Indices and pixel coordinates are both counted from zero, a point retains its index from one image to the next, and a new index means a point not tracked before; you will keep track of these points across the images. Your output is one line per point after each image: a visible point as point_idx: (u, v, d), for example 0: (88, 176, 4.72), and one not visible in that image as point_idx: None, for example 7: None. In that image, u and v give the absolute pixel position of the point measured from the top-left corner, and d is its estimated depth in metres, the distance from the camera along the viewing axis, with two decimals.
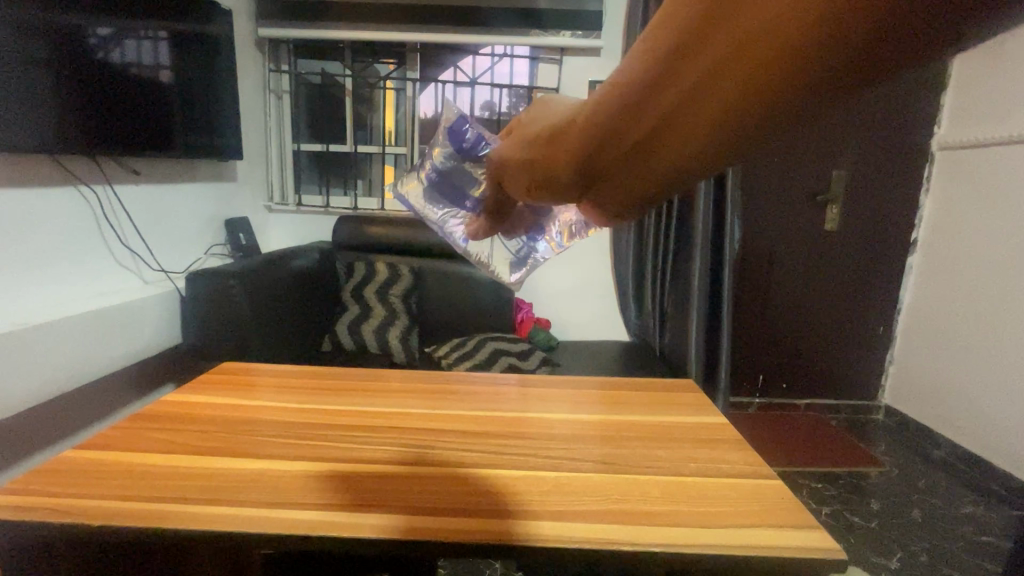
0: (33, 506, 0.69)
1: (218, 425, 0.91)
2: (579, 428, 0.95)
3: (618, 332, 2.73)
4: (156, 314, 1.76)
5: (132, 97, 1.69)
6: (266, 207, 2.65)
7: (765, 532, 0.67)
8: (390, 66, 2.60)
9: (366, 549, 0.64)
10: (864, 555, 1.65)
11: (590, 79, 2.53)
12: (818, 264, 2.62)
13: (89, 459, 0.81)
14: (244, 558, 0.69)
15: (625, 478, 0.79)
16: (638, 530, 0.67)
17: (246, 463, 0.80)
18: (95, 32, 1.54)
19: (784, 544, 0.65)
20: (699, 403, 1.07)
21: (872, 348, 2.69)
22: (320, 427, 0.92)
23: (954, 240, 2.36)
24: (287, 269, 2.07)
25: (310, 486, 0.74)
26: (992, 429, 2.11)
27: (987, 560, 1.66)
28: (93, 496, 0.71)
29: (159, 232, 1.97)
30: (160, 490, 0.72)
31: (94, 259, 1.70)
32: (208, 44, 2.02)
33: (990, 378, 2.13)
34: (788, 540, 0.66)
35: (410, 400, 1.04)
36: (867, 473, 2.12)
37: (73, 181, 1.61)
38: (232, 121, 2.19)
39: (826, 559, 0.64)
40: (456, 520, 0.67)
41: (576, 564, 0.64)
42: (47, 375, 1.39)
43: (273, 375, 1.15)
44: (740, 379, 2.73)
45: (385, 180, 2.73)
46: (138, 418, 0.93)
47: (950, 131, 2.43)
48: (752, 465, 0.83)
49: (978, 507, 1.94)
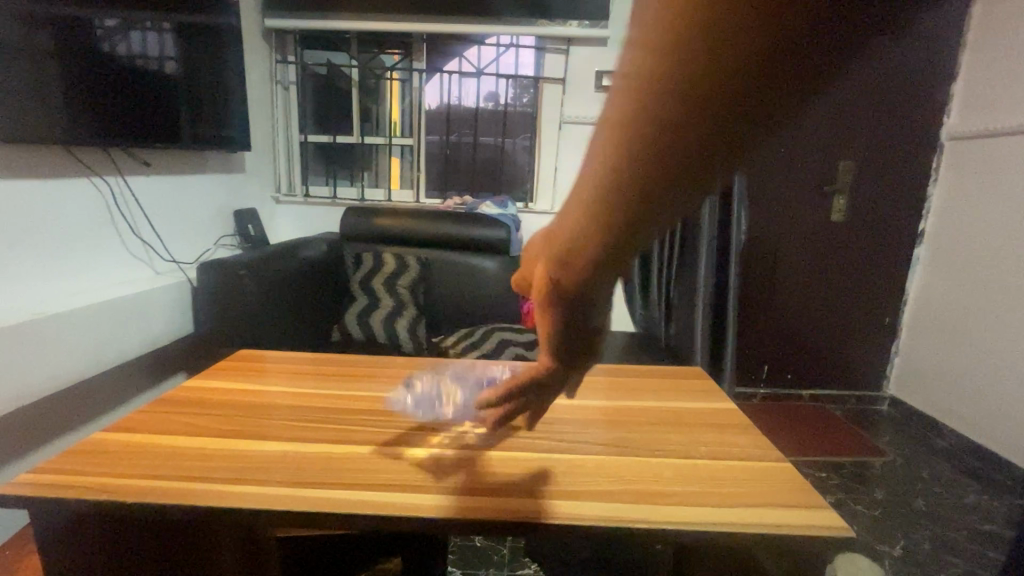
0: (62, 484, 0.71)
1: (238, 410, 0.93)
2: (589, 413, 0.96)
3: (625, 322, 2.75)
4: (168, 305, 1.79)
5: (141, 91, 1.70)
6: (274, 199, 2.67)
7: (776, 511, 0.69)
8: (396, 57, 2.59)
9: (377, 527, 0.66)
10: (869, 543, 1.67)
11: (597, 69, 2.50)
12: (825, 254, 2.61)
13: (114, 440, 0.83)
14: (261, 533, 0.71)
15: (635, 460, 0.81)
16: (649, 508, 0.69)
17: (266, 445, 0.82)
18: (102, 24, 1.54)
19: (794, 522, 0.67)
20: (709, 390, 1.08)
21: (877, 338, 2.69)
22: (334, 412, 0.94)
23: (961, 231, 2.36)
24: (298, 258, 2.09)
25: (329, 466, 0.76)
26: (996, 420, 2.13)
27: (991, 548, 1.67)
28: (121, 475, 0.74)
29: (171, 221, 2.00)
30: (186, 470, 0.75)
31: (106, 248, 1.71)
32: (211, 35, 2.01)
33: (997, 369, 2.14)
34: (799, 519, 0.68)
35: (419, 386, 1.06)
36: (872, 463, 2.14)
37: (87, 173, 1.64)
38: (241, 112, 2.21)
39: (836, 537, 0.65)
40: (473, 500, 0.69)
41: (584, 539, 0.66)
42: (66, 362, 1.42)
43: (286, 363, 1.17)
44: (745, 370, 2.74)
45: (393, 172, 2.73)
46: (158, 402, 0.96)
47: (960, 120, 2.42)
48: (761, 449, 0.85)
49: (982, 496, 1.96)
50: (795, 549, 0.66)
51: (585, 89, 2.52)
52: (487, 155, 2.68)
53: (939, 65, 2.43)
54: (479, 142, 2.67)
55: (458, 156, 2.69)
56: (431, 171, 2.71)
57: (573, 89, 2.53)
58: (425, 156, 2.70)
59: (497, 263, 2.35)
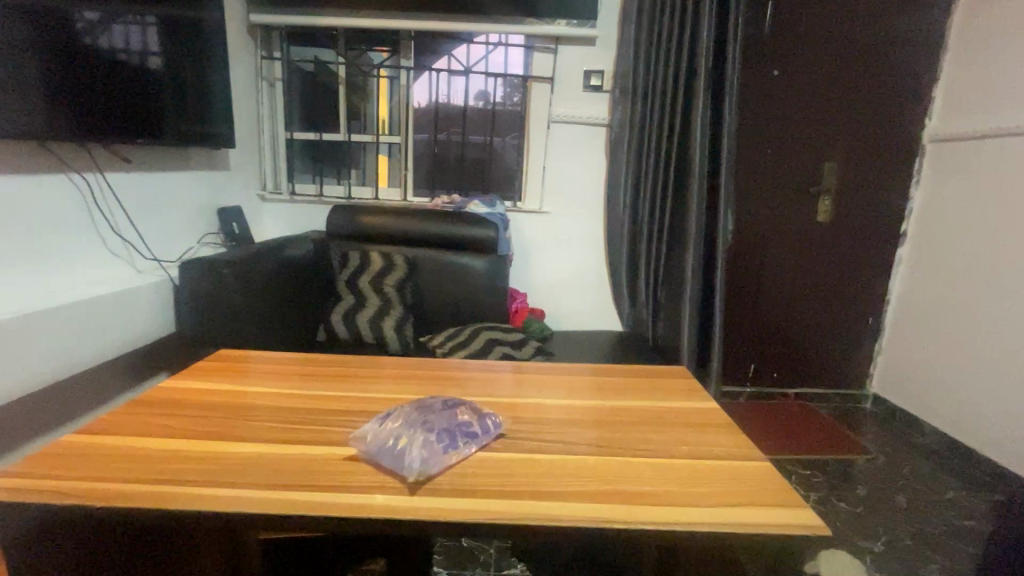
0: (32, 489, 0.70)
1: (218, 411, 0.92)
2: (573, 412, 0.96)
3: (613, 322, 2.74)
4: (149, 305, 1.76)
5: (123, 86, 1.67)
6: (260, 196, 2.63)
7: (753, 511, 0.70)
8: (384, 54, 2.57)
9: (360, 530, 0.67)
10: (850, 539, 1.70)
11: (586, 67, 2.49)
12: (810, 254, 2.63)
13: (90, 442, 0.81)
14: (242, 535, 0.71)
15: (618, 459, 0.81)
16: (630, 508, 0.70)
17: (247, 446, 0.81)
18: (82, 17, 1.51)
19: (769, 521, 0.68)
20: (692, 390, 1.09)
21: (861, 338, 2.72)
22: (316, 412, 0.93)
23: (942, 232, 2.40)
24: (283, 257, 2.06)
25: (312, 469, 0.76)
26: (974, 418, 2.17)
27: (968, 543, 1.71)
28: (97, 479, 0.72)
29: (152, 219, 1.96)
30: (165, 473, 0.73)
31: (84, 247, 1.68)
32: (195, 30, 1.98)
33: (976, 368, 2.18)
34: (775, 518, 0.69)
35: (403, 386, 1.05)
36: (855, 460, 2.17)
37: (65, 170, 1.60)
38: (225, 108, 2.18)
39: (810, 536, 0.67)
40: (457, 502, 0.70)
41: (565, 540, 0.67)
42: (44, 362, 1.40)
43: (269, 363, 1.16)
44: (732, 369, 2.76)
45: (380, 170, 2.71)
46: (136, 403, 0.94)
47: (941, 123, 2.46)
48: (741, 448, 0.86)
49: (961, 492, 2.00)
50: (771, 547, 0.67)
51: (574, 88, 2.51)
52: (475, 153, 2.67)
53: (922, 68, 2.47)
54: (467, 141, 2.65)
55: (446, 154, 2.67)
56: (419, 169, 2.69)
57: (562, 87, 2.51)
58: (413, 154, 2.67)
59: (485, 263, 2.32)
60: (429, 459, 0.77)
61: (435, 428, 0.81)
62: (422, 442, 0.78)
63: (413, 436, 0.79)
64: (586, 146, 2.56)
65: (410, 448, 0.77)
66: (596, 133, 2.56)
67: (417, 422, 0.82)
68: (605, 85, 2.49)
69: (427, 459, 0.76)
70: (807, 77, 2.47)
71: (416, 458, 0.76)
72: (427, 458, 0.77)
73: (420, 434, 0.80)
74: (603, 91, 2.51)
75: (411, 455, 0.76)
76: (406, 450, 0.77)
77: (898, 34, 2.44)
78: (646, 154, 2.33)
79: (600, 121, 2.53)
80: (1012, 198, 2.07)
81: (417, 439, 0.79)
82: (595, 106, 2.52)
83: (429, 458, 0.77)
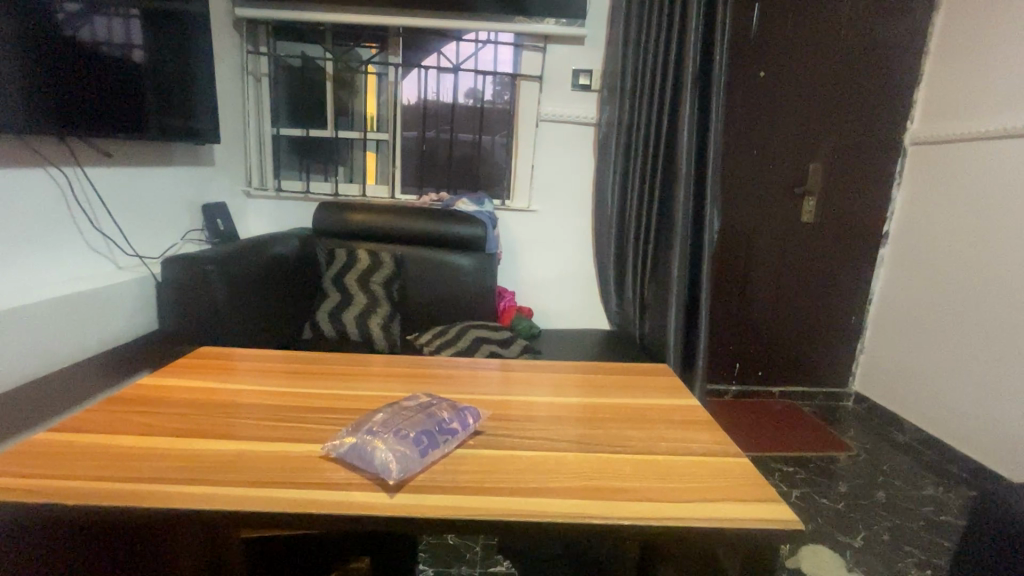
0: (2, 488, 0.68)
1: (198, 408, 0.91)
2: (558, 410, 0.97)
3: (600, 320, 2.75)
4: (129, 301, 1.74)
5: (104, 78, 1.64)
6: (245, 192, 2.60)
7: (731, 506, 0.71)
8: (372, 50, 2.55)
9: (341, 529, 0.67)
10: (831, 535, 1.72)
11: (576, 66, 2.49)
12: (795, 254, 2.66)
13: (67, 441, 0.80)
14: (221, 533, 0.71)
15: (601, 456, 0.82)
16: (611, 504, 0.70)
17: (228, 444, 0.80)
18: (63, 8, 1.48)
19: (746, 517, 0.69)
20: (674, 387, 1.10)
21: (845, 337, 2.76)
22: (299, 410, 0.92)
23: (924, 233, 2.43)
24: (267, 253, 2.04)
25: (294, 467, 0.75)
26: (953, 416, 2.21)
27: (944, 537, 1.75)
28: (73, 477, 0.71)
29: (134, 215, 1.93)
30: (143, 471, 0.73)
31: (65, 243, 1.65)
32: (179, 24, 1.95)
33: (954, 367, 2.22)
34: (750, 513, 0.70)
35: (387, 384, 1.05)
36: (836, 457, 2.20)
37: (43, 164, 1.56)
38: (210, 102, 2.15)
39: (784, 531, 0.68)
40: (440, 501, 0.70)
41: (548, 537, 0.67)
42: (21, 358, 1.37)
43: (253, 361, 1.14)
44: (718, 368, 2.78)
45: (367, 167, 2.69)
46: (115, 402, 0.92)
47: (922, 125, 2.51)
48: (721, 444, 0.87)
49: (939, 488, 2.04)
50: (746, 541, 0.68)
51: (563, 87, 2.52)
52: (464, 151, 2.66)
53: (907, 72, 2.51)
54: (456, 139, 2.64)
55: (435, 152, 2.66)
56: (407, 166, 2.68)
57: (551, 86, 2.51)
58: (402, 151, 2.66)
59: (473, 260, 2.32)
60: (405, 462, 0.75)
61: (415, 426, 0.80)
62: (398, 443, 0.76)
63: (387, 437, 0.77)
64: (575, 145, 2.56)
65: (389, 447, 0.76)
66: (585, 132, 2.56)
67: (394, 422, 0.80)
68: (594, 85, 2.49)
69: (405, 464, 0.75)
70: (794, 79, 2.49)
71: (397, 458, 0.75)
72: (406, 461, 0.75)
73: (394, 436, 0.77)
74: (592, 91, 2.52)
75: (390, 453, 0.75)
76: (385, 447, 0.76)
77: (883, 38, 2.47)
78: (634, 154, 2.34)
79: (588, 121, 2.53)
80: (991, 200, 2.12)
81: (392, 440, 0.77)
82: (585, 104, 2.53)
83: (407, 463, 0.75)
